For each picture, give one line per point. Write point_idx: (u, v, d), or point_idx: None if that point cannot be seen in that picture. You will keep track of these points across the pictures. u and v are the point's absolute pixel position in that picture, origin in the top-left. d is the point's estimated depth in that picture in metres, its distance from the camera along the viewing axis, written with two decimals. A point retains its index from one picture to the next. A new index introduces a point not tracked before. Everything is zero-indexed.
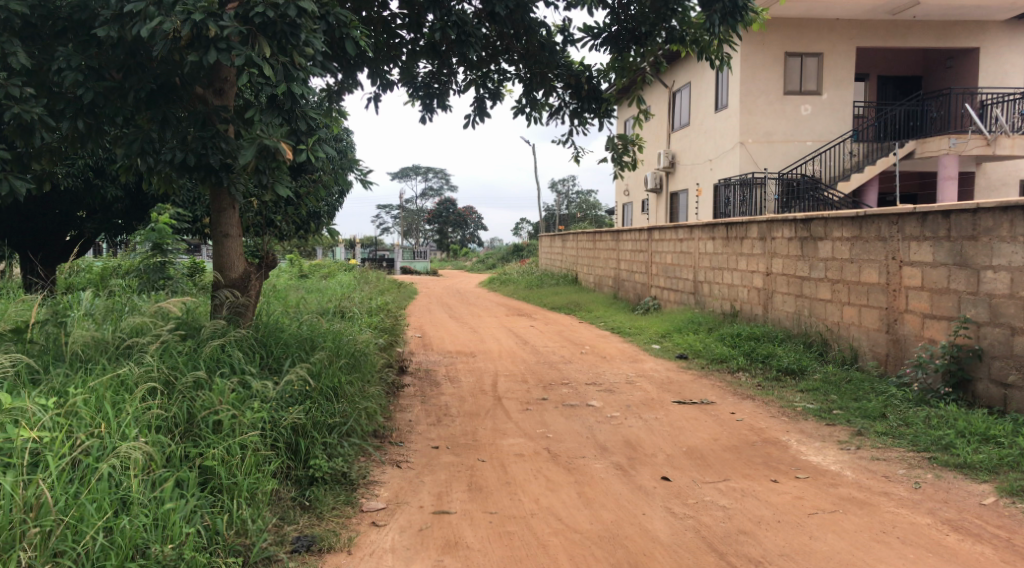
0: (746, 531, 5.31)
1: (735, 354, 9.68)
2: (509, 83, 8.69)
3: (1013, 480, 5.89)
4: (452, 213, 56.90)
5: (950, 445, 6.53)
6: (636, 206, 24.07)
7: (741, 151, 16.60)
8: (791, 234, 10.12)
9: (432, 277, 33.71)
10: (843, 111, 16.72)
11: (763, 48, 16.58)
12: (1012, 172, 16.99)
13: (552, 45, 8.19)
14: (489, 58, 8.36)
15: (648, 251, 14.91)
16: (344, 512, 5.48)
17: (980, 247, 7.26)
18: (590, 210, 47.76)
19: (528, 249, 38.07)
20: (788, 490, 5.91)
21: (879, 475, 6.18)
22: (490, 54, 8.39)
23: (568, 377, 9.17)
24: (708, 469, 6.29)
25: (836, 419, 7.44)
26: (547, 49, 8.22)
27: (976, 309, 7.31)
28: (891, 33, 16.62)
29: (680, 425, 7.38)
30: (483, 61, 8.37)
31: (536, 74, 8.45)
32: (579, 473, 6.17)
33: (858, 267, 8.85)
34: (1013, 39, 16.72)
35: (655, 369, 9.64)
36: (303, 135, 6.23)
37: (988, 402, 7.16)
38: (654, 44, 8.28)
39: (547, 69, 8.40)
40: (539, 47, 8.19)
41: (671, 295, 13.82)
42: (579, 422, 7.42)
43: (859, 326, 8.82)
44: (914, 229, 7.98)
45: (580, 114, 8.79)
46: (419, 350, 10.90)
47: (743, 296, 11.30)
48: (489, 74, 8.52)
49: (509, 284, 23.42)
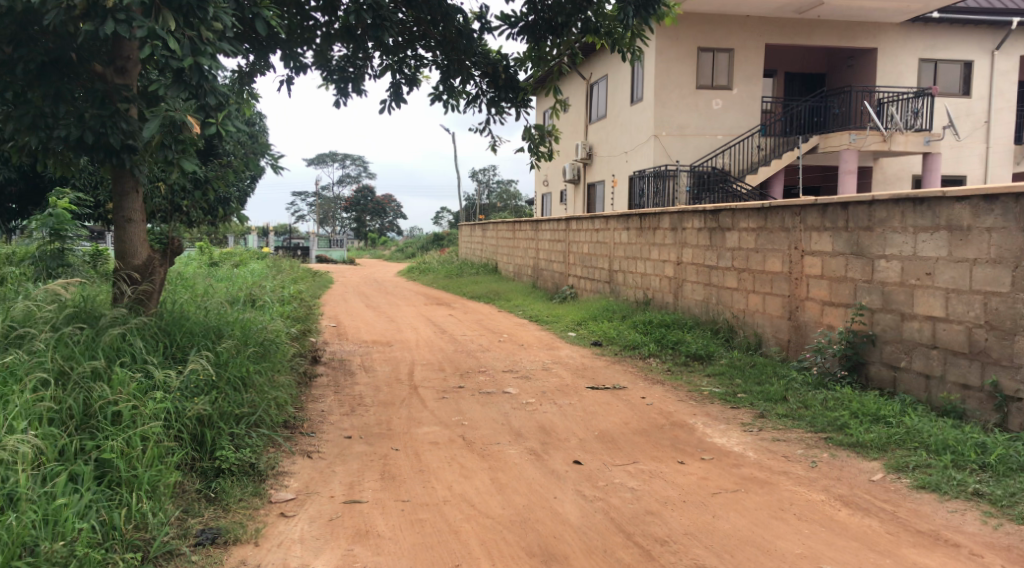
0: (654, 511, 5.50)
1: (646, 341, 9.95)
2: (426, 69, 8.71)
3: (901, 457, 6.23)
4: (371, 201, 56.53)
5: (845, 426, 6.87)
6: (554, 196, 24.34)
7: (655, 144, 16.95)
8: (700, 225, 10.43)
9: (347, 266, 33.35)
10: (751, 106, 17.21)
11: (677, 43, 16.89)
12: (907, 168, 17.82)
13: (469, 31, 8.13)
14: (405, 44, 8.45)
15: (566, 240, 15.09)
16: (252, 504, 5.46)
17: (874, 237, 7.61)
18: (512, 201, 48.22)
19: (448, 238, 38.15)
20: (694, 471, 6.15)
21: (779, 455, 6.48)
22: (407, 39, 8.45)
23: (485, 365, 9.27)
24: (618, 452, 6.49)
25: (740, 402, 7.75)
26: (465, 36, 8.16)
27: (870, 296, 7.67)
28: (797, 31, 17.18)
29: (592, 409, 7.56)
30: (400, 46, 8.42)
31: (454, 61, 8.50)
32: (493, 459, 6.28)
33: (762, 257, 9.20)
34: (908, 41, 17.57)
35: (570, 356, 9.83)
36: (211, 109, 6.05)
37: (880, 384, 7.56)
38: (570, 35, 8.38)
39: (464, 57, 8.45)
40: (457, 34, 8.14)
41: (587, 284, 14.08)
42: (494, 409, 7.52)
43: (764, 313, 9.19)
44: (816, 220, 8.33)
45: (497, 103, 8.86)
46: (333, 339, 10.83)
47: (655, 284, 11.61)
48: (406, 59, 8.54)
49: (428, 273, 23.38)
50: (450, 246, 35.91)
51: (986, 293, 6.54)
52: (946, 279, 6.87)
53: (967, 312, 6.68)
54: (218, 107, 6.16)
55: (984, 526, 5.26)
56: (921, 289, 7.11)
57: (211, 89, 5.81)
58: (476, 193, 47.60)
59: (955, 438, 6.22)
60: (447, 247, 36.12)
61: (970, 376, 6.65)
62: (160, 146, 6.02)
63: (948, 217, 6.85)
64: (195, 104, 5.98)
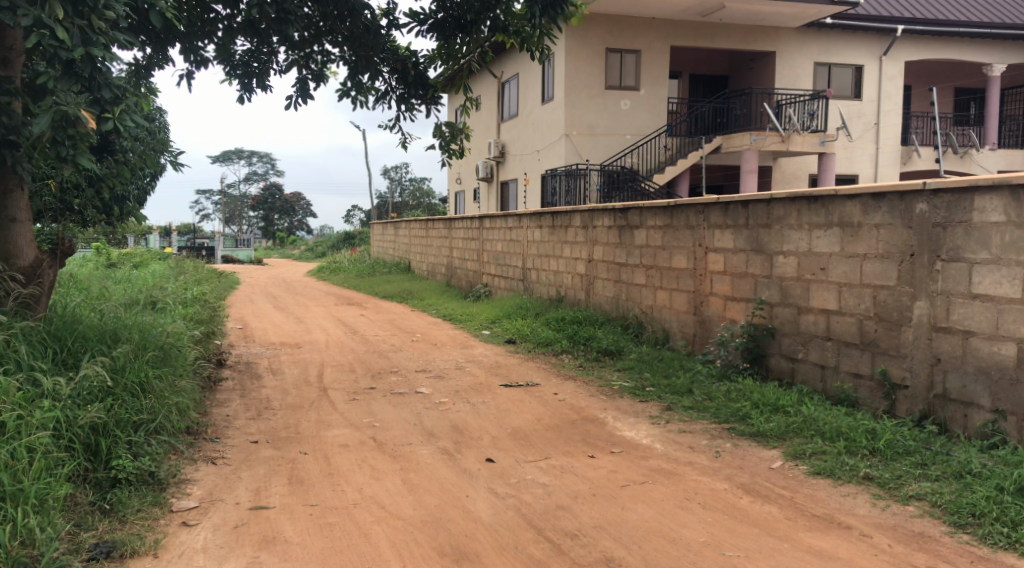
0: (564, 506, 5.60)
1: (559, 338, 10.10)
2: (333, 65, 8.63)
3: (798, 444, 6.49)
4: (279, 199, 55.59)
5: (746, 416, 7.13)
6: (466, 194, 24.42)
7: (565, 143, 17.17)
8: (610, 223, 10.63)
9: (254, 266, 32.71)
10: (658, 106, 17.62)
11: (586, 43, 17.08)
12: (804, 168, 18.53)
13: (376, 28, 8.18)
14: (312, 39, 8.30)
15: (479, 238, 15.18)
16: (150, 514, 5.36)
17: (773, 234, 7.90)
18: (424, 199, 48.05)
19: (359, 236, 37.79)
20: (603, 465, 6.28)
21: (685, 446, 6.68)
22: (314, 34, 8.30)
23: (398, 365, 9.27)
24: (530, 448, 6.58)
25: (648, 396, 7.95)
26: (372, 32, 8.21)
27: (769, 291, 7.97)
28: (701, 34, 17.65)
29: (506, 407, 7.66)
30: (306, 42, 8.28)
31: (362, 57, 8.44)
32: (404, 460, 6.30)
33: (669, 254, 9.44)
34: (805, 45, 18.26)
35: (484, 354, 9.91)
36: (107, 103, 5.79)
37: (779, 374, 7.88)
38: (478, 33, 8.41)
39: (373, 53, 8.41)
40: (364, 30, 8.17)
41: (501, 282, 14.19)
42: (407, 410, 7.54)
43: (670, 309, 9.44)
44: (719, 218, 8.60)
45: (407, 99, 8.84)
46: (240, 341, 10.65)
47: (568, 281, 11.79)
48: (312, 54, 8.45)
49: (339, 273, 23.13)
50: (362, 245, 35.56)
51: (874, 286, 6.83)
52: (839, 273, 7.17)
53: (858, 304, 6.99)
54: (115, 101, 5.86)
55: (873, 508, 5.47)
56: (816, 284, 7.42)
57: (105, 81, 5.67)
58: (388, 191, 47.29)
59: (848, 425, 6.52)
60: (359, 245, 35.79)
61: (861, 365, 6.98)
62: (52, 142, 5.66)
63: (841, 213, 7.13)
64: (88, 97, 5.75)
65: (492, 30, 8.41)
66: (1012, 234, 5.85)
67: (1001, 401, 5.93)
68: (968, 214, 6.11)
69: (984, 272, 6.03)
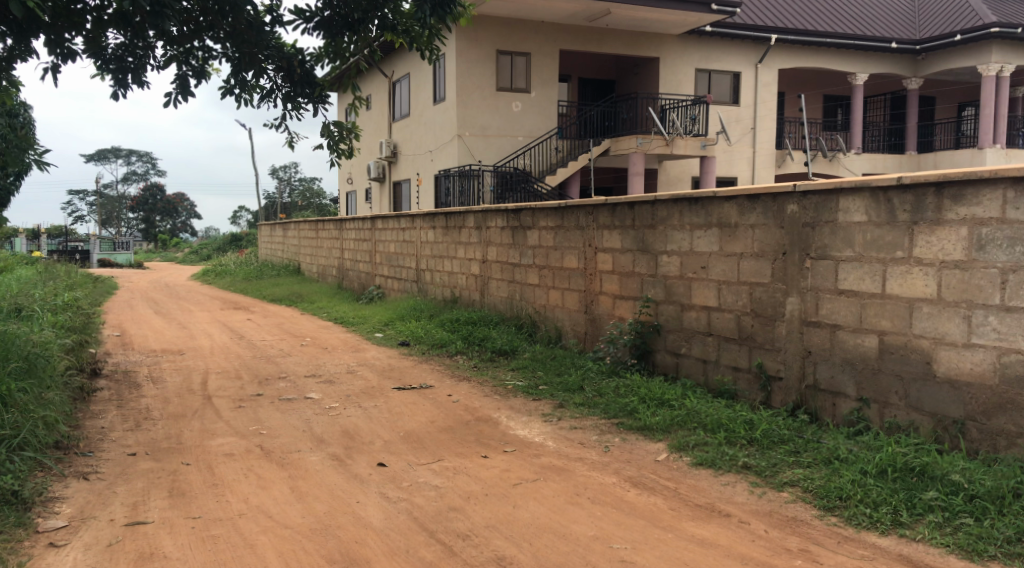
0: (456, 507, 5.63)
1: (453, 339, 10.17)
2: (215, 61, 8.43)
3: (682, 436, 6.73)
4: (161, 201, 54.04)
5: (634, 410, 7.35)
6: (359, 194, 24.20)
7: (458, 143, 17.22)
8: (503, 224, 10.75)
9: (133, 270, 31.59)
10: (549, 109, 17.91)
11: (476, 44, 17.20)
12: (686, 170, 19.15)
13: (259, 24, 8.10)
14: (192, 34, 8.00)
15: (371, 239, 15.10)
16: (14, 535, 5.15)
17: (657, 234, 8.16)
18: (314, 199, 47.31)
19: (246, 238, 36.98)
20: (496, 464, 6.37)
21: (576, 443, 6.84)
22: (193, 29, 8.00)
23: (286, 371, 9.15)
24: (422, 451, 6.61)
25: (541, 394, 8.10)
26: (255, 28, 8.13)
27: (655, 289, 8.23)
28: (589, 38, 18.00)
29: (399, 410, 7.67)
30: (185, 37, 7.96)
31: (246, 54, 8.31)
32: (293, 467, 6.24)
33: (560, 254, 9.63)
34: (686, 51, 18.87)
35: (376, 357, 9.87)
36: None
37: (664, 369, 8.16)
38: (367, 31, 8.28)
39: (257, 48, 8.28)
40: (247, 26, 8.08)
41: (394, 283, 14.15)
42: (296, 416, 7.45)
43: (562, 308, 9.63)
44: (606, 219, 8.83)
45: (294, 98, 8.78)
46: (117, 349, 10.30)
47: (462, 282, 11.86)
48: (192, 50, 8.14)
49: (226, 276, 22.57)
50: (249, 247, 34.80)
51: (751, 283, 7.16)
52: (719, 271, 7.47)
53: (736, 301, 7.30)
54: None
55: (751, 496, 5.69)
56: (698, 282, 7.71)
57: None
58: (278, 192, 46.38)
59: (728, 417, 6.81)
60: (245, 247, 35.08)
61: (740, 359, 7.30)
62: None
63: (719, 214, 7.42)
64: None
65: (380, 29, 8.34)
66: (871, 232, 6.18)
67: (865, 390, 6.28)
68: (833, 214, 6.44)
69: (848, 269, 6.36)
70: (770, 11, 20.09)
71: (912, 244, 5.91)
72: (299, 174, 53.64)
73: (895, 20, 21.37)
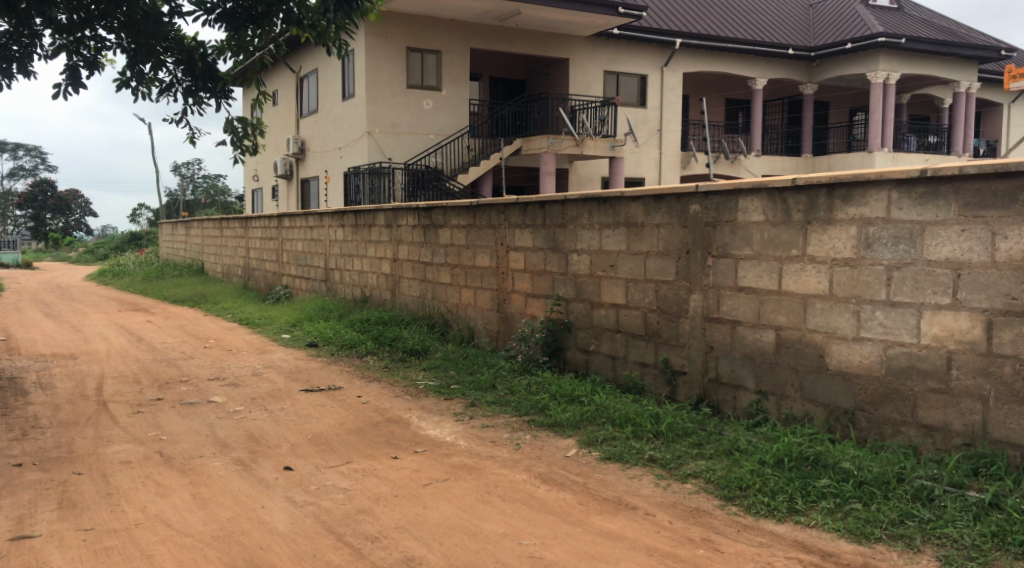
0: (365, 509, 5.60)
1: (363, 339, 10.10)
2: (109, 52, 8.24)
3: (591, 432, 6.86)
4: (52, 199, 52.21)
5: (545, 408, 7.45)
6: (266, 192, 23.75)
7: (368, 141, 17.08)
8: (414, 222, 10.73)
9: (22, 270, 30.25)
10: (460, 107, 17.96)
11: (385, 41, 17.08)
12: (595, 171, 19.49)
13: (157, 14, 7.79)
14: (83, 24, 7.83)
15: (278, 238, 14.85)
16: None
17: (567, 233, 8.28)
18: (219, 197, 46.18)
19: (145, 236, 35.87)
20: (406, 465, 6.37)
21: (487, 441, 6.90)
22: (84, 19, 7.83)
23: (188, 374, 8.94)
24: (331, 454, 6.56)
25: (453, 393, 8.13)
26: (153, 19, 7.80)
27: (565, 287, 8.35)
28: (499, 38, 18.11)
29: (306, 413, 7.59)
30: (75, 25, 7.79)
31: (144, 45, 8.00)
32: (194, 474, 6.12)
33: (472, 252, 9.67)
34: (595, 53, 19.17)
35: (283, 359, 9.73)
36: None
37: (575, 367, 8.29)
38: (272, 25, 8.07)
39: (154, 40, 7.99)
40: (144, 17, 7.75)
41: (302, 283, 13.96)
42: (198, 421, 7.30)
43: (475, 306, 9.67)
44: (518, 217, 8.91)
45: (195, 93, 8.59)
46: (4, 355, 9.88)
47: (372, 282, 11.79)
48: (83, 40, 8.01)
49: (125, 276, 21.86)
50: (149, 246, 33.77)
51: (657, 281, 7.34)
52: (627, 270, 7.63)
53: (643, 298, 7.48)
54: None
55: (657, 488, 5.84)
56: (606, 280, 7.86)
57: None
58: (179, 189, 45.13)
59: (635, 412, 6.97)
60: (143, 246, 34.03)
61: (647, 355, 7.48)
62: None
63: (626, 214, 7.59)
64: None
65: (286, 23, 8.11)
66: (768, 231, 6.42)
67: (764, 383, 6.52)
68: (733, 214, 6.67)
69: (747, 267, 6.59)
70: (674, 15, 20.59)
71: (806, 242, 6.16)
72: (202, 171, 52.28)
73: (791, 29, 22.19)
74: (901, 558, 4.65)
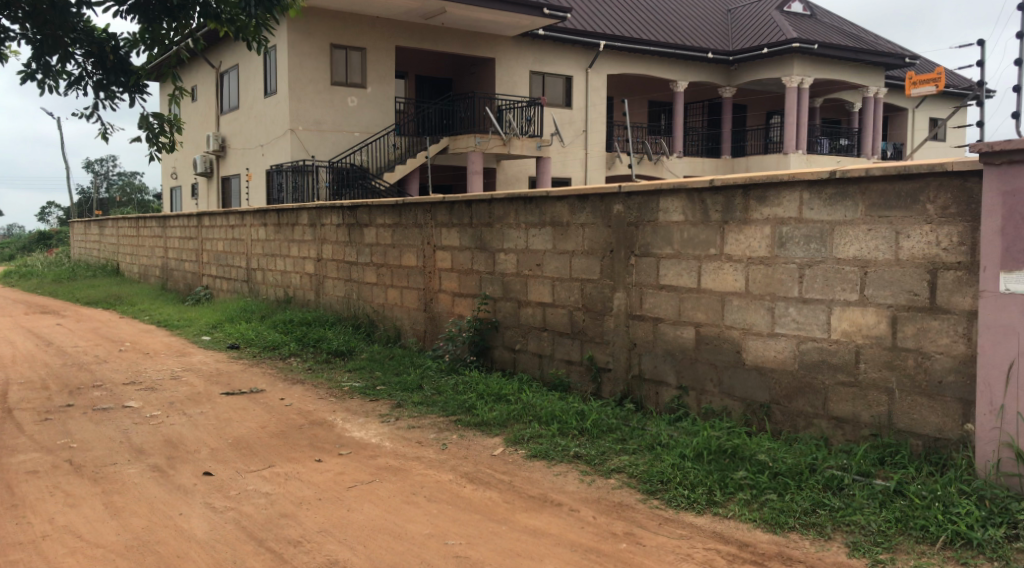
0: (288, 513, 5.54)
1: (286, 340, 9.97)
2: (13, 42, 7.92)
3: (517, 430, 6.92)
4: None
5: (472, 407, 7.48)
6: (185, 190, 23.20)
7: (291, 138, 16.84)
8: (338, 221, 10.64)
9: None
10: (385, 105, 17.86)
11: (308, 37, 16.86)
12: (523, 170, 19.59)
13: (65, 4, 7.52)
14: None
15: (198, 237, 14.54)
16: None
17: (494, 232, 8.33)
18: (135, 194, 44.88)
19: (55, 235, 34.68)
20: (330, 467, 6.32)
21: (413, 442, 6.89)
22: None
23: (102, 379, 8.69)
24: (252, 458, 6.47)
25: (379, 394, 8.10)
26: (60, 8, 7.52)
27: (492, 287, 8.40)
28: (425, 36, 18.06)
29: (227, 416, 7.47)
30: None
31: (48, 36, 7.68)
32: (107, 482, 5.96)
33: (398, 252, 9.64)
34: (521, 53, 19.28)
35: (202, 362, 9.53)
36: None
37: (502, 365, 8.35)
38: (187, 19, 7.88)
39: (61, 30, 7.62)
40: (49, 7, 7.46)
41: (223, 283, 13.70)
42: (112, 427, 7.11)
43: (401, 306, 9.64)
44: (445, 216, 8.92)
45: (106, 86, 8.38)
46: None
47: (296, 281, 11.65)
48: None
49: (34, 277, 21.08)
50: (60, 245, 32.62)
51: (582, 280, 7.44)
52: (553, 269, 7.71)
53: (569, 297, 7.57)
54: None
55: (581, 484, 5.93)
56: (533, 279, 7.93)
57: None
58: (92, 185, 43.71)
59: (561, 409, 7.06)
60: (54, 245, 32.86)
61: (573, 353, 7.58)
62: None
63: (552, 213, 7.67)
64: None
65: (203, 16, 7.89)
66: (688, 231, 6.57)
67: (684, 378, 6.68)
68: (654, 214, 6.80)
69: (668, 266, 6.73)
70: (598, 18, 20.84)
71: (723, 241, 6.33)
72: (117, 168, 50.74)
73: (710, 33, 22.70)
74: (813, 545, 4.81)
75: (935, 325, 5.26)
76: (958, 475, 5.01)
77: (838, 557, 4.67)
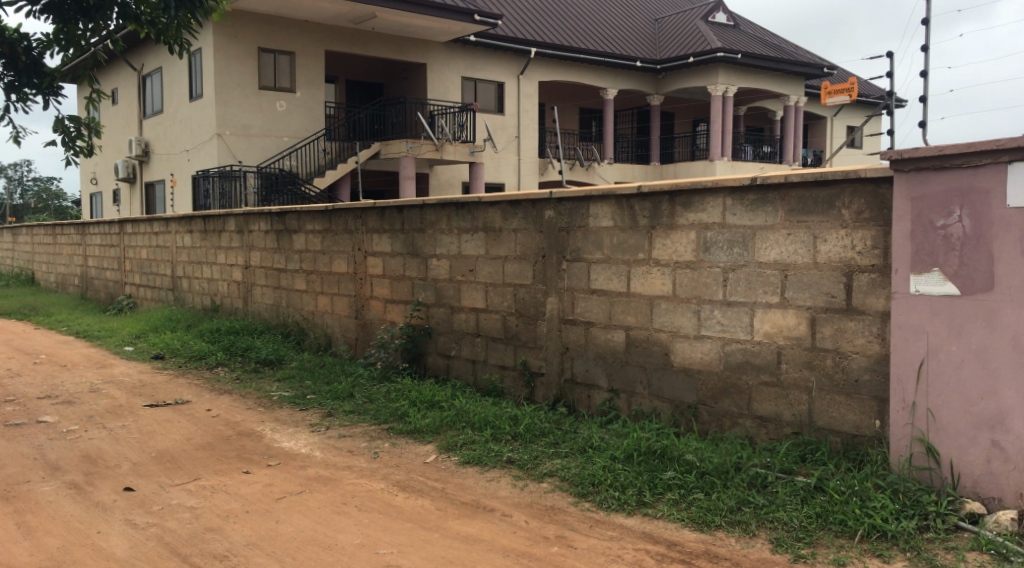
0: (213, 528, 5.44)
1: (213, 350, 9.79)
2: None
3: (450, 437, 6.91)
4: None
5: (405, 414, 7.45)
6: (106, 196, 22.58)
7: (217, 143, 16.53)
8: (266, 228, 10.49)
9: None
10: (314, 110, 17.66)
11: (234, 40, 16.57)
12: (455, 176, 19.58)
13: None
14: None
15: (119, 244, 14.16)
16: None
17: (426, 238, 8.31)
18: (53, 200, 43.51)
19: None
20: (258, 479, 6.23)
21: (344, 451, 6.83)
22: None
23: (17, 393, 8.40)
24: (177, 471, 6.33)
25: (309, 403, 8.00)
26: None
27: (425, 293, 8.38)
28: (354, 40, 17.95)
29: (150, 429, 7.29)
30: None
31: None
32: (21, 501, 5.76)
33: (328, 258, 9.55)
34: (452, 58, 19.29)
35: (125, 374, 9.29)
36: None
37: (435, 372, 8.33)
38: (105, 21, 7.67)
39: None
40: None
41: (147, 292, 13.39)
42: (27, 443, 6.88)
43: (332, 313, 9.55)
44: (376, 222, 8.86)
45: (18, 88, 8.10)
46: None
47: (223, 289, 11.45)
48: None
49: None
50: None
51: (515, 285, 7.47)
52: (485, 274, 7.73)
53: (502, 302, 7.60)
54: None
55: (514, 489, 5.95)
56: (466, 285, 7.93)
57: None
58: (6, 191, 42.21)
59: (494, 415, 7.07)
60: None
61: (506, 358, 7.61)
62: None
63: (484, 218, 7.69)
64: None
65: (121, 17, 7.68)
66: (617, 236, 6.66)
67: (615, 381, 6.76)
68: (585, 219, 6.88)
69: (599, 271, 6.82)
70: (528, 24, 20.99)
71: (651, 246, 6.44)
72: (33, 173, 49.10)
73: (638, 40, 23.07)
74: (738, 542, 4.92)
75: (851, 325, 5.43)
76: (873, 471, 5.17)
77: (762, 554, 4.78)
